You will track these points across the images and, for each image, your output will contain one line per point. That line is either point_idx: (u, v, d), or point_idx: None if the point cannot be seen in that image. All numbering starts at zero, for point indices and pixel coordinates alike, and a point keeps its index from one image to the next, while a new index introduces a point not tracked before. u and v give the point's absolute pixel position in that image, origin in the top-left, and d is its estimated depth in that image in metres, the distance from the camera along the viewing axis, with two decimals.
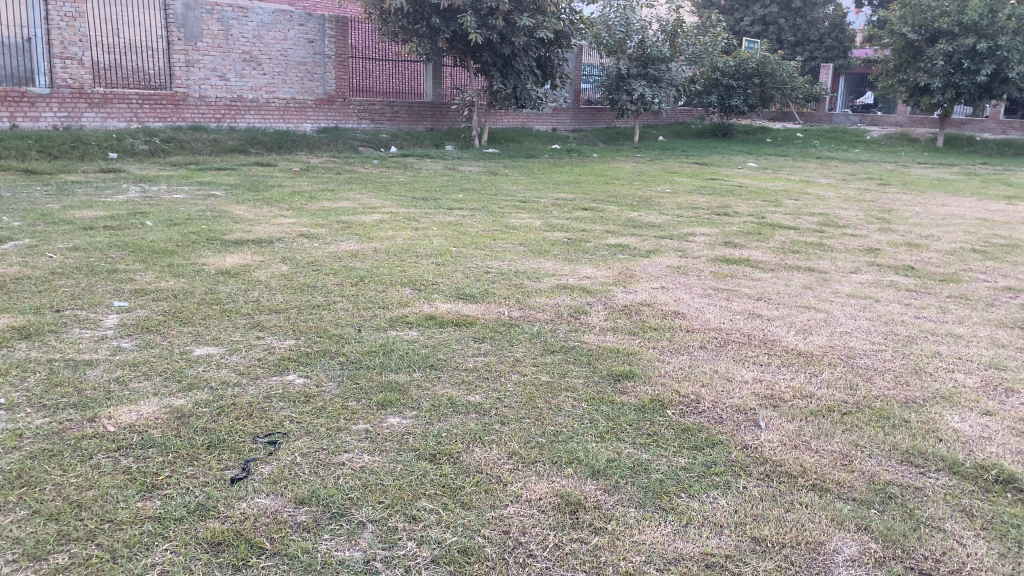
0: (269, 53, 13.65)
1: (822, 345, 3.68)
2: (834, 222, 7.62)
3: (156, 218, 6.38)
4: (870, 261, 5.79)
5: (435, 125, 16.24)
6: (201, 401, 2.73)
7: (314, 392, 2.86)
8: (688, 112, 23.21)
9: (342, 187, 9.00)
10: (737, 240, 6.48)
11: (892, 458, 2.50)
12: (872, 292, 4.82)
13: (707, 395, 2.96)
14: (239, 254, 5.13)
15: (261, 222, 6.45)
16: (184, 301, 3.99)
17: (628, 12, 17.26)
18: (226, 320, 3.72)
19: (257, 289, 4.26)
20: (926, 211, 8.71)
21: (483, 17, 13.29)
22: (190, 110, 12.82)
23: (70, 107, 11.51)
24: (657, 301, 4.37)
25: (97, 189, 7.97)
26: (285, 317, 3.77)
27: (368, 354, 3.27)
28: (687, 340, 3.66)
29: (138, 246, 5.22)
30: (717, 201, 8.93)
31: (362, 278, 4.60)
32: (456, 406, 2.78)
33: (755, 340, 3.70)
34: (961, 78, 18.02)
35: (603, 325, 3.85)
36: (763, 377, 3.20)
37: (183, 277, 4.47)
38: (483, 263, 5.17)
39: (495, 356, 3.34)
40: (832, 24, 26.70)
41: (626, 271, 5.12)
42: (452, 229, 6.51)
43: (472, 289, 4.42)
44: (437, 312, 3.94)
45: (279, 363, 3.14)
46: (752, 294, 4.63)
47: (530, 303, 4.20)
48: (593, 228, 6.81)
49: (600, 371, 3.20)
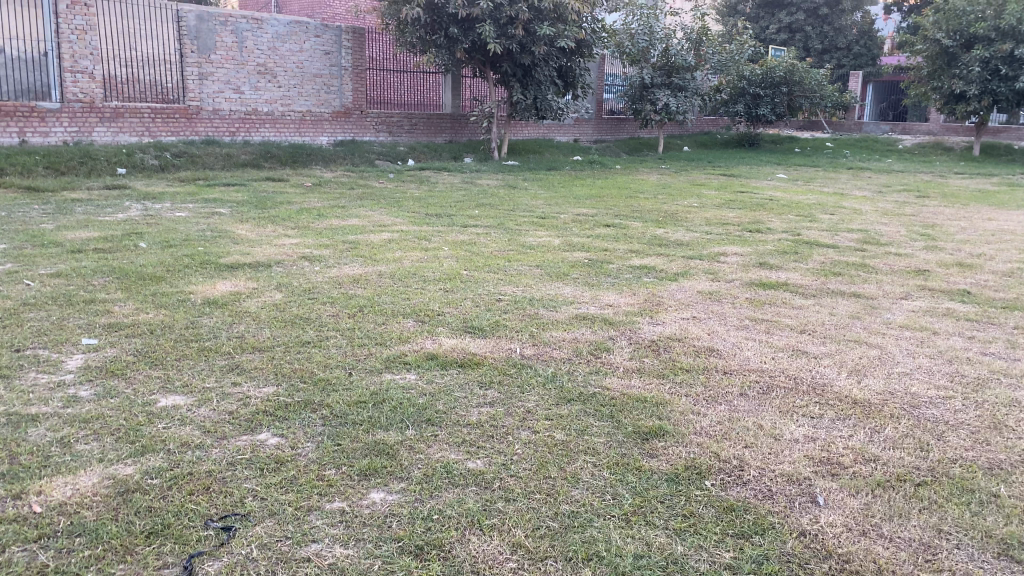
0: (285, 65, 13.37)
1: (879, 392, 3.18)
2: (875, 240, 7.11)
3: (151, 239, 6.03)
4: (921, 285, 5.27)
5: (454, 138, 15.89)
6: (152, 471, 2.31)
7: (286, 457, 2.44)
8: (713, 122, 22.73)
9: (354, 203, 8.65)
10: (771, 260, 6.00)
11: (987, 551, 2.04)
12: (928, 322, 4.32)
13: (750, 461, 2.51)
14: (232, 280, 4.75)
15: (263, 242, 6.08)
16: (160, 338, 3.59)
17: (651, 20, 16.81)
18: (203, 361, 3.31)
19: (243, 323, 3.85)
20: (974, 226, 8.17)
21: (501, 26, 12.90)
22: (203, 124, 12.55)
23: (81, 122, 11.27)
24: (687, 334, 3.92)
25: (98, 207, 7.67)
26: (269, 358, 3.35)
27: (356, 405, 2.84)
28: (725, 386, 3.18)
29: (124, 271, 4.85)
30: (748, 216, 8.45)
31: (362, 308, 4.19)
32: (454, 476, 2.34)
33: (803, 386, 3.22)
34: (998, 84, 17.31)
35: (628, 366, 3.39)
36: (815, 435, 2.73)
37: (166, 307, 4.09)
38: (495, 289, 4.74)
39: (502, 408, 2.89)
40: (860, 31, 26.06)
41: (652, 297, 4.67)
42: (465, 249, 6.10)
43: (481, 322, 3.99)
44: (440, 349, 3.50)
45: (254, 418, 2.72)
46: (794, 325, 4.15)
47: (546, 337, 3.76)
48: (616, 248, 6.35)
49: (625, 427, 2.74)
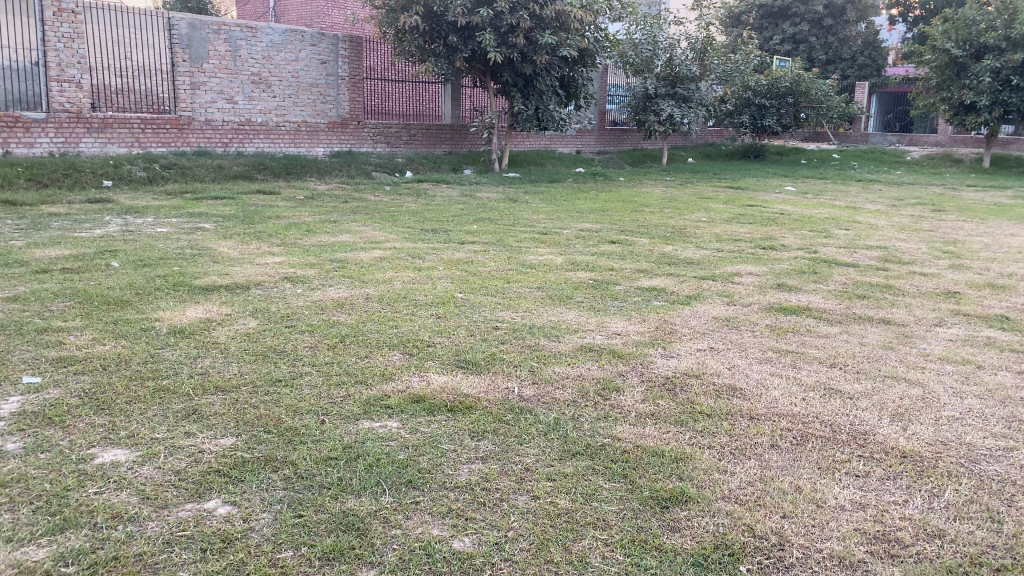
0: (279, 74, 13.01)
1: (930, 442, 2.77)
2: (896, 258, 6.71)
3: (125, 257, 5.65)
4: (954, 309, 4.87)
5: (454, 149, 15.52)
6: (70, 556, 1.91)
7: (235, 533, 2.04)
8: (717, 133, 22.39)
9: (347, 217, 8.26)
10: (790, 281, 5.60)
11: None
12: (969, 354, 3.91)
13: (793, 538, 2.10)
14: (204, 305, 4.35)
15: (243, 261, 5.68)
16: (112, 376, 3.17)
17: (655, 29, 16.49)
18: (157, 405, 2.90)
19: (208, 357, 3.45)
20: (998, 243, 7.78)
21: (502, 35, 12.53)
22: (195, 134, 12.17)
23: (67, 133, 10.88)
24: (705, 370, 3.51)
25: (75, 222, 7.29)
26: (232, 402, 2.93)
27: (324, 463, 2.44)
28: (754, 436, 2.77)
29: (87, 295, 4.45)
30: (759, 231, 8.07)
31: (343, 337, 3.79)
32: (435, 563, 1.95)
33: (842, 435, 2.80)
34: (1009, 95, 16.90)
35: (641, 410, 2.98)
36: (864, 500, 2.32)
37: (126, 338, 3.69)
38: (492, 315, 4.34)
39: (497, 465, 2.48)
40: (865, 41, 25.77)
41: (664, 324, 4.26)
42: (461, 268, 5.71)
43: (475, 355, 3.57)
44: (428, 391, 3.08)
45: (204, 479, 2.32)
46: (823, 358, 3.75)
47: (548, 374, 3.35)
48: (622, 266, 5.96)
49: (641, 492, 2.34)
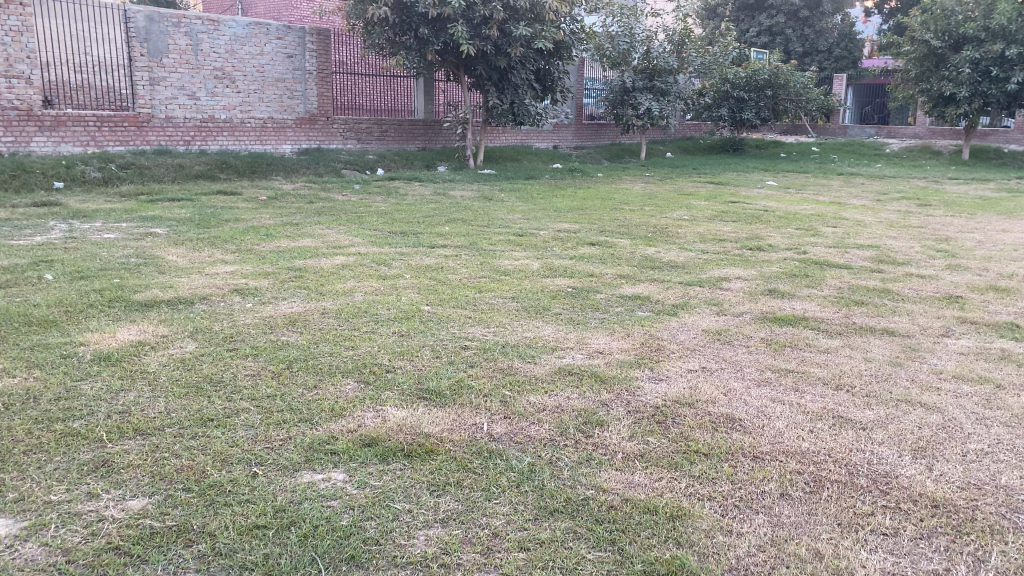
0: (244, 69, 12.47)
1: (961, 485, 2.40)
2: (890, 257, 6.38)
3: (61, 269, 5.16)
4: (959, 317, 4.51)
5: (427, 145, 15.06)
6: None
7: None
8: (695, 126, 22.09)
9: (310, 219, 7.80)
10: (781, 286, 5.23)
11: None
12: (985, 371, 3.54)
13: None
14: (138, 325, 3.90)
15: (193, 271, 5.23)
16: (14, 418, 2.72)
17: (632, 20, 16.03)
18: (62, 455, 2.46)
19: (133, 391, 3.01)
20: (991, 240, 7.47)
21: (475, 27, 12.12)
22: (155, 132, 11.62)
23: (17, 131, 10.28)
24: (698, 395, 3.13)
25: (16, 228, 6.79)
26: (151, 450, 2.50)
27: (251, 531, 2.03)
28: (759, 483, 2.38)
29: (7, 315, 3.98)
30: (745, 230, 7.71)
31: (290, 363, 3.36)
32: None
33: (862, 479, 2.43)
34: (988, 86, 16.71)
35: (628, 450, 2.59)
36: (898, 570, 1.94)
37: (40, 368, 3.23)
38: (460, 332, 3.92)
39: (461, 528, 2.08)
40: (841, 33, 25.59)
41: (650, 340, 3.87)
42: (429, 276, 5.30)
43: (441, 383, 3.15)
44: (382, 431, 2.66)
45: (97, 563, 1.89)
46: (827, 379, 3.37)
47: (521, 405, 2.94)
48: (603, 272, 5.57)
49: (632, 564, 1.94)
